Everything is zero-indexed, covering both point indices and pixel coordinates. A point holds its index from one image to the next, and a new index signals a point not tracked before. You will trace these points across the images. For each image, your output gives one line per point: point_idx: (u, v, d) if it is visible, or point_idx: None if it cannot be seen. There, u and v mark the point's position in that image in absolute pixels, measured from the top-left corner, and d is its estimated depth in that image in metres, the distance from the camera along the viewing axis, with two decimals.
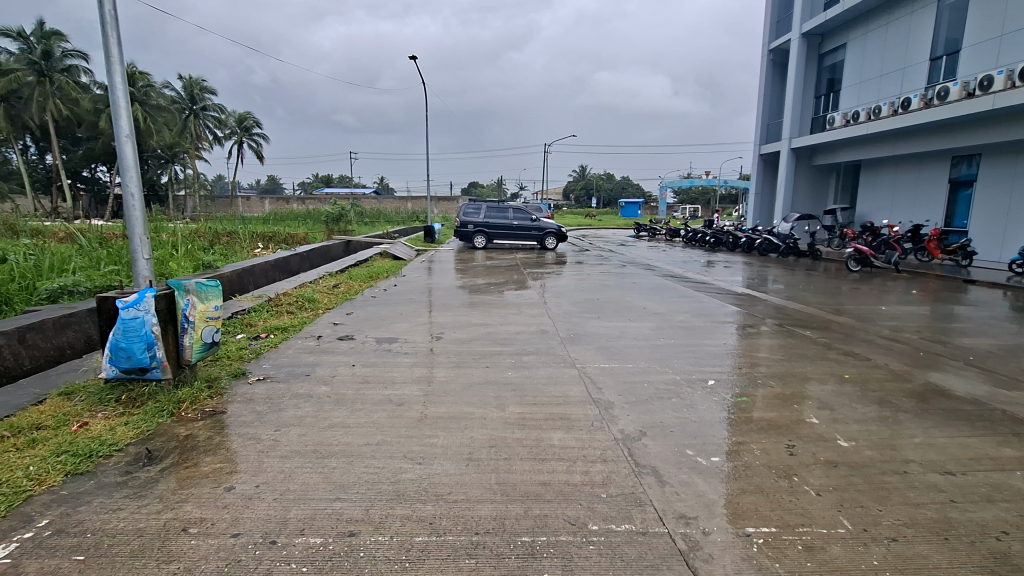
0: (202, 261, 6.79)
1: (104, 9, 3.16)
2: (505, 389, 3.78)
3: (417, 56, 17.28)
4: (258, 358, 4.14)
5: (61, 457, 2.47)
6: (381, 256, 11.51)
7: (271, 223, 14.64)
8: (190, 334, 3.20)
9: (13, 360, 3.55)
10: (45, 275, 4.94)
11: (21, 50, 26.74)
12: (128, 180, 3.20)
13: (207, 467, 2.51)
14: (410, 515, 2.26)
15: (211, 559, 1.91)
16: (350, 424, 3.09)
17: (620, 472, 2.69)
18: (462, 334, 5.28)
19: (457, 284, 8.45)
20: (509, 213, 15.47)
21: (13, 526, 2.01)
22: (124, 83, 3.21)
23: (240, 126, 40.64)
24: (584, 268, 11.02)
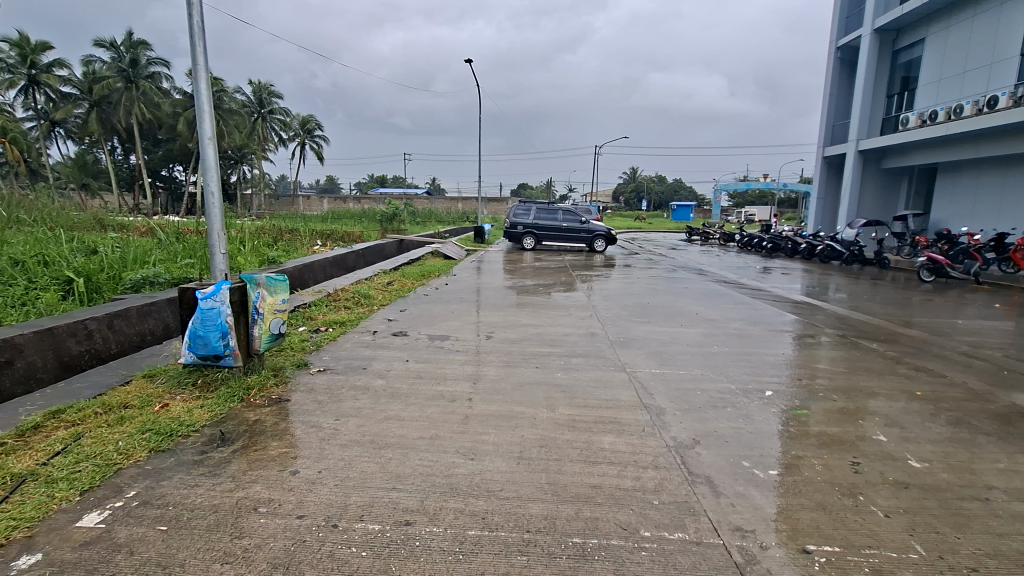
0: (267, 257, 7.17)
1: (194, 21, 3.39)
2: (554, 390, 3.79)
3: (472, 61, 17.63)
4: (319, 350, 4.33)
5: (146, 434, 2.67)
6: (432, 255, 11.77)
7: (330, 222, 15.25)
8: (260, 325, 3.40)
9: (103, 344, 3.86)
10: (130, 266, 5.35)
11: (112, 59, 29.08)
12: (209, 180, 3.41)
13: (274, 451, 2.65)
14: (463, 508, 2.30)
15: (279, 538, 2.02)
16: (405, 417, 3.18)
17: (672, 480, 2.64)
18: (511, 334, 5.32)
19: (506, 284, 8.53)
20: (558, 215, 15.45)
21: (106, 495, 2.19)
22: (208, 91, 3.43)
23: (301, 129, 42.54)
24: (633, 272, 10.86)
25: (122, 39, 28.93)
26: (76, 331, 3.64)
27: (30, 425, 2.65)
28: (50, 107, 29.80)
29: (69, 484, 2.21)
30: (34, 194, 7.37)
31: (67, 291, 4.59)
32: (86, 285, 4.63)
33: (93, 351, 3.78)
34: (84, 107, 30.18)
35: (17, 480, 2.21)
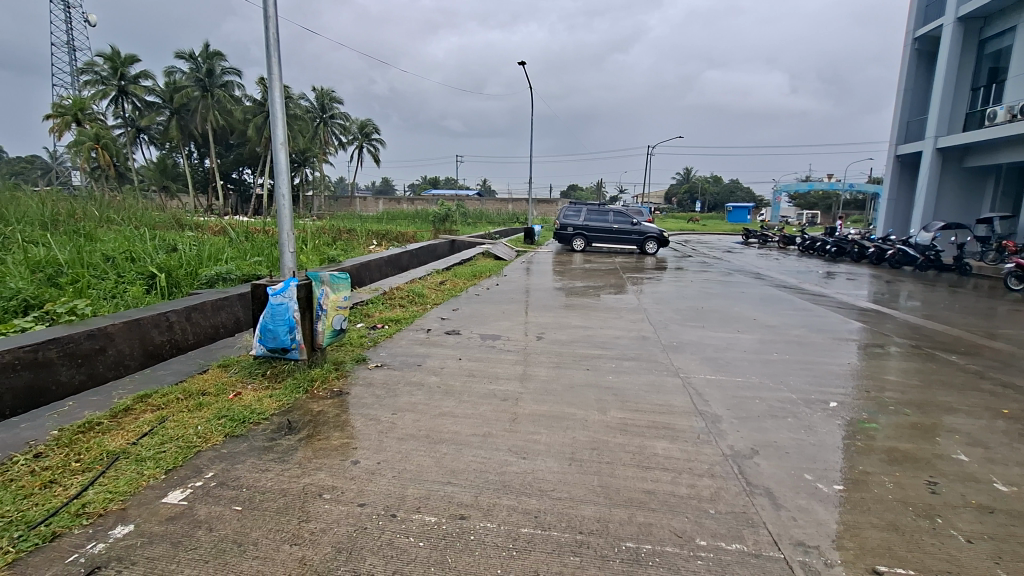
0: (327, 255, 7.50)
1: (269, 34, 3.59)
2: (605, 393, 3.77)
3: (526, 63, 17.75)
4: (376, 346, 4.49)
5: (222, 420, 2.87)
6: (482, 256, 11.92)
7: (386, 223, 15.75)
8: (323, 321, 3.57)
9: (181, 335, 4.15)
10: (206, 262, 5.73)
11: (192, 70, 31.17)
12: (280, 183, 3.61)
13: (335, 441, 2.78)
14: (517, 506, 2.34)
15: (343, 523, 2.12)
16: (458, 414, 3.25)
17: (730, 489, 2.57)
18: (561, 336, 5.31)
19: (556, 286, 8.52)
20: (609, 216, 15.27)
21: (188, 474, 2.37)
22: (281, 98, 3.63)
23: (359, 133, 44.20)
24: (686, 275, 10.59)
25: (200, 51, 30.98)
26: (159, 322, 3.94)
27: (121, 407, 2.90)
28: (136, 115, 32.30)
29: (156, 463, 2.41)
30: (122, 196, 8.01)
31: (151, 285, 4.97)
32: (167, 280, 5.00)
33: (173, 341, 4.07)
34: (165, 115, 32.55)
35: (112, 458, 2.42)
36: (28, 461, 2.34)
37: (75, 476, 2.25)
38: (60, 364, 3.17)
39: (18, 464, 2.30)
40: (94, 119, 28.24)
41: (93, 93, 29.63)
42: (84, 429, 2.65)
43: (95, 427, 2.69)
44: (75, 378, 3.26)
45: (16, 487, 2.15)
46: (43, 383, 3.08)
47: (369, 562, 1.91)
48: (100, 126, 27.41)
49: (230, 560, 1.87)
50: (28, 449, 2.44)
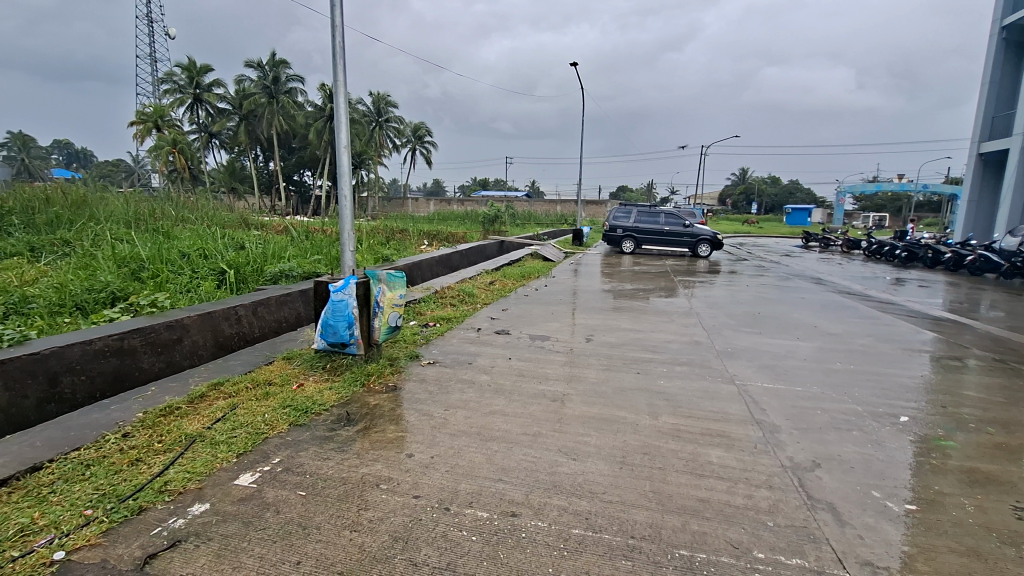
0: (382, 254, 7.76)
1: (336, 42, 3.75)
2: (657, 397, 3.70)
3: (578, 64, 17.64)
4: (428, 344, 4.60)
5: (287, 409, 3.03)
6: (530, 257, 11.96)
7: (437, 224, 16.10)
8: (380, 317, 3.70)
9: (248, 328, 4.40)
10: (270, 259, 6.05)
11: (259, 78, 32.89)
12: (342, 185, 3.76)
13: (390, 434, 2.87)
14: (567, 506, 2.34)
15: (400, 513, 2.19)
16: (508, 413, 3.28)
17: (789, 502, 2.47)
18: (610, 338, 5.26)
19: (605, 288, 8.43)
20: (660, 218, 14.96)
21: (256, 459, 2.52)
22: (345, 104, 3.78)
23: (412, 135, 45.30)
24: (741, 279, 10.23)
25: (267, 60, 32.65)
26: (229, 315, 4.19)
27: (198, 393, 3.11)
28: (209, 121, 34.42)
29: (229, 447, 2.57)
30: (195, 197, 8.56)
31: (221, 280, 5.30)
32: (236, 276, 5.32)
33: (241, 334, 4.32)
34: (235, 121, 34.52)
35: (189, 440, 2.60)
36: (118, 439, 2.55)
37: (158, 456, 2.44)
38: (143, 351, 3.44)
39: (110, 442, 2.52)
40: (172, 126, 30.36)
41: (172, 101, 31.85)
42: (165, 413, 2.87)
43: (174, 411, 2.90)
44: (155, 365, 3.52)
45: (108, 462, 2.35)
46: (129, 369, 3.35)
47: (425, 552, 1.97)
48: (177, 132, 29.38)
49: (295, 541, 1.97)
50: (118, 428, 2.67)
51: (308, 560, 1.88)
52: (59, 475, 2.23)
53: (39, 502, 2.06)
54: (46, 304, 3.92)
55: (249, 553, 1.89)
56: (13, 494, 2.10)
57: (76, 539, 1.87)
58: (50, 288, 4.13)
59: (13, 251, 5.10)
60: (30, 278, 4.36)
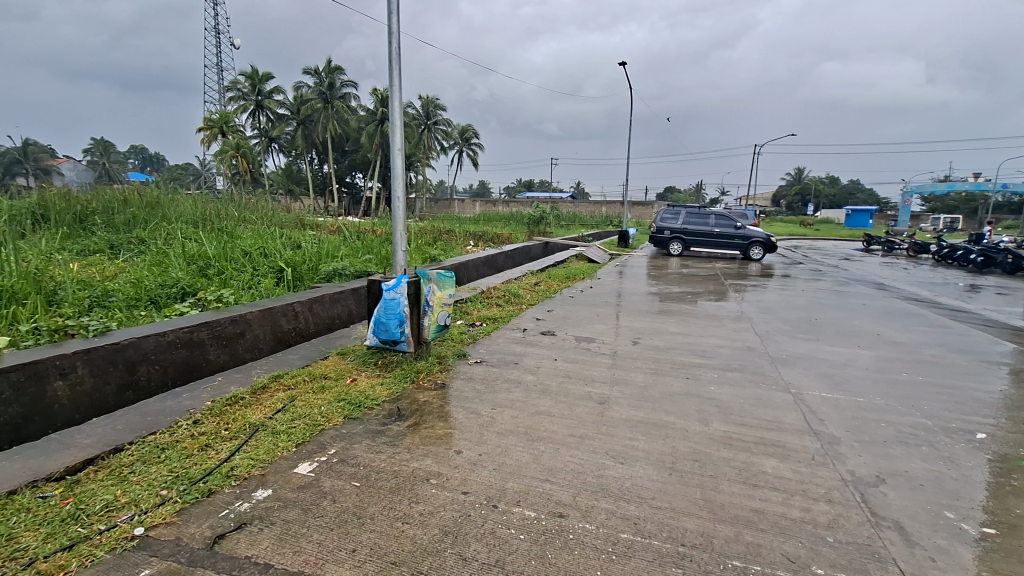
0: (429, 255, 7.92)
1: (392, 48, 3.87)
2: (707, 404, 3.60)
3: (627, 62, 17.35)
4: (475, 343, 4.66)
5: (341, 402, 3.15)
6: (576, 258, 11.89)
7: (483, 224, 16.27)
8: (429, 316, 3.79)
9: (304, 323, 4.59)
10: (325, 258, 6.30)
11: (316, 84, 34.20)
12: (396, 186, 3.87)
13: (438, 431, 2.93)
14: (615, 510, 2.32)
15: (449, 508, 2.24)
16: (555, 414, 3.28)
17: (851, 518, 2.35)
18: (658, 342, 5.16)
19: (651, 291, 8.28)
20: (710, 220, 14.53)
21: (314, 449, 2.63)
22: (400, 108, 3.89)
23: (458, 137, 45.97)
24: (796, 283, 9.80)
25: (323, 67, 33.90)
26: (287, 312, 4.39)
27: (260, 384, 3.28)
28: (269, 126, 36.07)
29: (289, 436, 2.70)
30: (256, 198, 9.00)
31: (279, 278, 5.56)
32: (293, 274, 5.56)
33: (298, 329, 4.51)
34: (292, 125, 36.05)
35: (253, 429, 2.75)
36: (189, 425, 2.73)
37: (225, 442, 2.59)
38: (210, 344, 3.65)
39: (182, 427, 2.69)
40: (236, 131, 32.05)
41: (236, 108, 33.62)
42: (231, 402, 3.03)
43: (239, 401, 3.06)
44: (221, 357, 3.74)
45: (181, 447, 2.51)
46: (197, 359, 3.56)
47: (473, 547, 2.00)
48: (240, 137, 30.95)
49: (351, 529, 2.05)
50: (189, 415, 2.85)
51: (362, 549, 1.95)
52: (138, 456, 2.41)
53: (121, 481, 2.22)
54: (125, 298, 4.22)
55: (308, 539, 1.97)
56: (99, 472, 2.29)
57: (154, 517, 2.01)
58: (128, 283, 4.45)
59: (96, 248, 5.52)
60: (111, 273, 4.71)
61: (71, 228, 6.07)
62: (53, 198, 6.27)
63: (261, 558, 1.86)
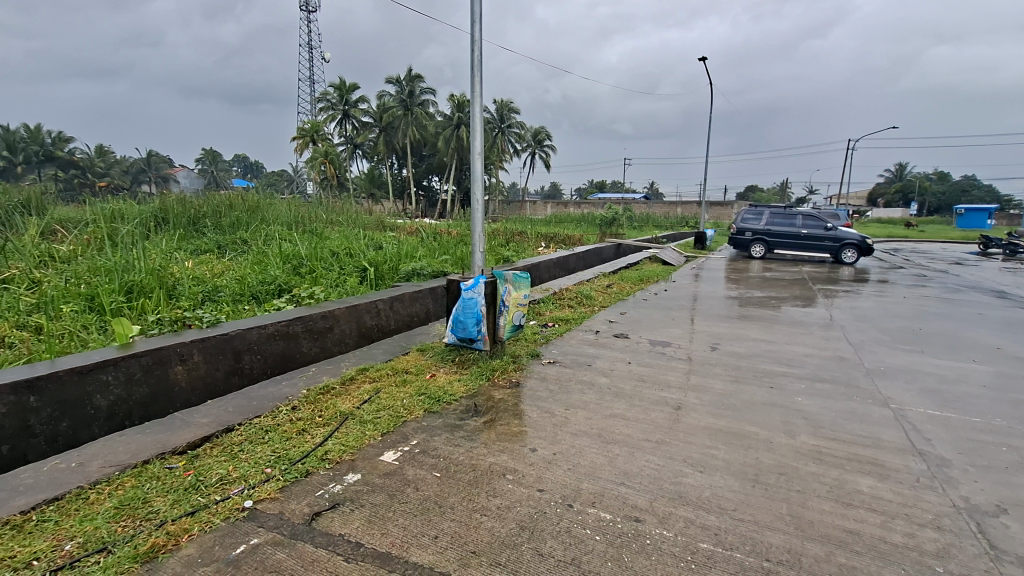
0: (503, 256, 8.07)
1: (474, 55, 3.99)
2: (794, 415, 3.41)
3: (707, 59, 16.72)
4: (548, 343, 4.70)
5: (421, 396, 3.29)
6: (650, 260, 11.60)
7: (554, 226, 16.31)
8: (505, 316, 3.88)
9: (386, 320, 4.84)
10: (404, 258, 6.59)
11: (397, 92, 35.82)
12: (475, 189, 3.99)
13: (513, 428, 2.99)
14: (694, 519, 2.26)
15: (525, 504, 2.28)
16: (629, 417, 3.24)
17: (964, 549, 2.14)
18: (739, 348, 4.94)
19: (731, 295, 7.92)
20: (797, 220, 13.64)
21: (398, 439, 2.78)
22: (480, 113, 4.01)
23: (531, 139, 46.37)
24: (897, 289, 8.97)
25: (405, 76, 35.44)
26: (371, 309, 4.65)
27: (349, 376, 3.51)
28: (353, 133, 38.20)
29: (375, 426, 2.87)
30: (342, 202, 9.58)
31: (363, 277, 5.89)
32: (375, 273, 5.88)
33: (380, 326, 4.76)
34: (374, 132, 37.97)
35: (343, 417, 2.95)
36: (288, 410, 2.97)
37: (319, 428, 2.80)
38: (303, 337, 3.95)
39: (283, 412, 2.94)
40: (326, 138, 34.28)
41: (326, 117, 36.02)
42: (323, 391, 3.27)
43: (331, 390, 3.29)
44: (313, 349, 4.04)
45: (282, 430, 2.75)
46: (293, 351, 3.87)
47: (550, 544, 2.03)
48: (328, 144, 33.01)
49: (433, 517, 2.15)
50: (288, 401, 3.10)
51: (444, 536, 2.04)
52: (247, 436, 2.66)
53: (232, 457, 2.47)
54: (231, 293, 4.66)
55: (394, 523, 2.09)
56: (215, 448, 2.55)
57: (260, 492, 2.22)
58: (234, 280, 4.91)
59: (207, 248, 6.13)
60: (219, 271, 5.22)
61: (186, 229, 6.78)
62: (172, 202, 7.03)
63: (353, 537, 2.00)
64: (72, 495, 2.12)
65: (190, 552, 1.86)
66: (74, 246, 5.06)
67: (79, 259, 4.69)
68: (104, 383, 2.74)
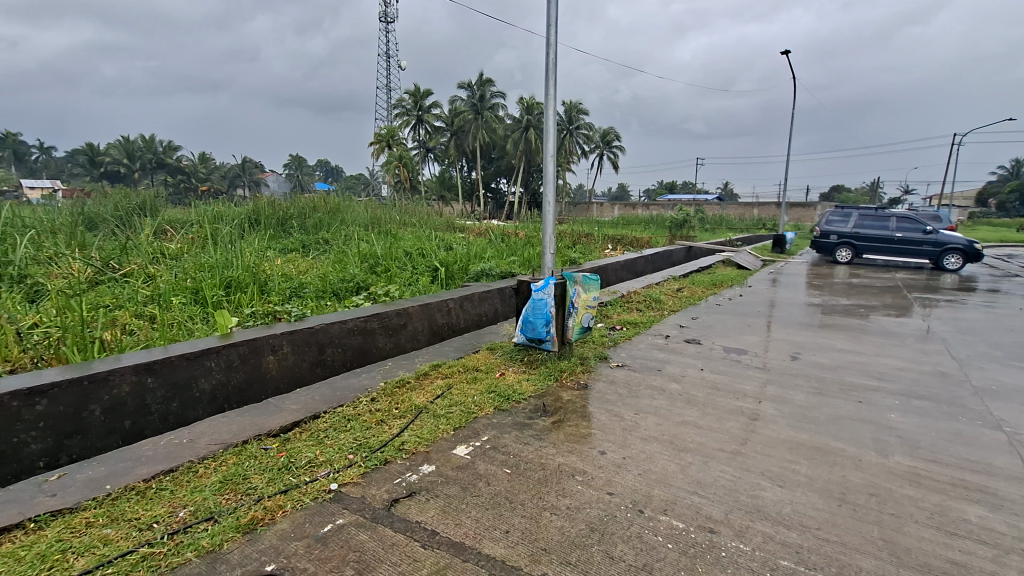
0: (570, 258, 8.05)
1: (550, 58, 4.02)
2: (886, 433, 3.16)
3: (790, 52, 15.85)
4: (616, 346, 4.65)
5: (492, 394, 3.37)
6: (723, 264, 11.13)
7: (623, 228, 16.04)
8: (574, 317, 3.89)
9: (456, 319, 4.98)
10: (474, 258, 6.75)
11: (469, 97, 36.67)
12: (547, 190, 4.02)
13: (582, 430, 2.99)
14: (773, 535, 2.16)
15: (595, 506, 2.28)
16: (702, 425, 3.15)
17: None
18: (822, 359, 4.64)
19: (813, 302, 7.44)
20: (891, 222, 12.58)
21: (469, 434, 2.86)
22: (555, 115, 4.04)
23: (598, 140, 45.85)
24: (1010, 300, 8.05)
25: (476, 80, 36.17)
26: (442, 308, 4.81)
27: (423, 371, 3.66)
28: (426, 138, 39.48)
29: (447, 420, 2.97)
30: (415, 204, 9.94)
31: (435, 276, 6.10)
32: (446, 273, 6.07)
33: (450, 324, 4.90)
34: (445, 136, 39.05)
35: (418, 410, 3.08)
36: (368, 401, 3.15)
37: (396, 420, 2.94)
38: (379, 333, 4.15)
39: (363, 402, 3.12)
40: (400, 143, 35.66)
41: (401, 122, 37.55)
42: (399, 385, 3.43)
43: (406, 384, 3.44)
44: (388, 344, 4.23)
45: (362, 420, 2.91)
46: (370, 346, 4.08)
47: (620, 548, 2.02)
48: (402, 149, 34.32)
49: (504, 512, 2.20)
50: (368, 393, 3.28)
51: (514, 531, 2.08)
52: (331, 424, 2.85)
53: (319, 443, 2.65)
54: (315, 289, 4.97)
55: (468, 515, 2.16)
56: (303, 433, 2.75)
57: (345, 476, 2.37)
58: (318, 278, 5.24)
59: (293, 247, 6.59)
60: (304, 269, 5.59)
61: (275, 230, 7.29)
62: (263, 205, 7.59)
63: (429, 524, 2.09)
64: (184, 467, 2.37)
65: (284, 526, 2.03)
66: (181, 244, 5.60)
67: (186, 256, 5.19)
68: (208, 368, 3.02)
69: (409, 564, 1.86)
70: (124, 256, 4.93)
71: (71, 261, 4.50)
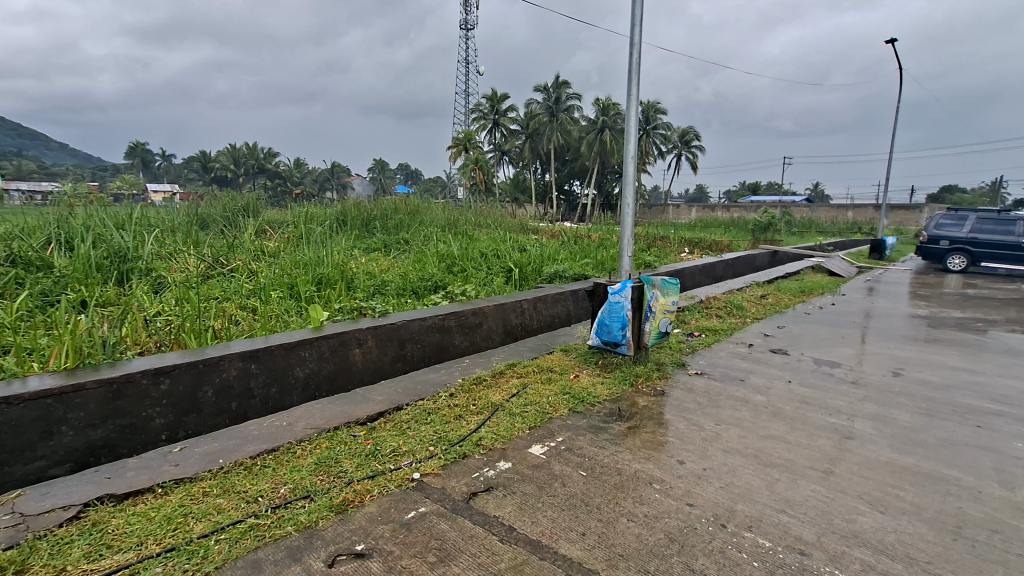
0: (645, 261, 7.87)
1: (633, 57, 3.96)
2: (1010, 463, 2.82)
3: (895, 40, 14.55)
4: (694, 353, 4.49)
5: (566, 396, 3.37)
6: (812, 270, 10.40)
7: (701, 231, 15.42)
8: (651, 322, 3.80)
9: (530, 320, 5.02)
10: (547, 260, 6.78)
11: (544, 100, 36.82)
12: (627, 192, 3.96)
13: (660, 437, 2.92)
14: (874, 564, 2.00)
15: (674, 516, 2.22)
16: (791, 441, 2.97)
17: None
18: (930, 377, 4.22)
19: (918, 314, 6.77)
20: (1017, 228, 11.14)
21: (544, 434, 2.89)
22: (636, 116, 3.97)
23: (676, 140, 44.42)
24: None
25: (552, 83, 36.23)
26: (516, 308, 4.87)
27: (498, 370, 3.73)
28: (500, 141, 40.07)
29: (523, 419, 3.02)
30: (490, 206, 10.13)
31: (509, 277, 6.19)
32: (520, 274, 6.15)
33: (524, 324, 4.96)
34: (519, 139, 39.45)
35: (494, 407, 3.15)
36: (446, 396, 3.26)
37: (473, 415, 3.02)
38: (456, 331, 4.28)
39: (442, 397, 3.23)
40: (476, 147, 36.42)
41: (477, 126, 38.39)
42: (476, 382, 3.51)
43: (483, 382, 3.53)
44: (464, 342, 4.35)
45: (442, 414, 3.02)
46: (447, 342, 4.22)
47: (702, 561, 1.96)
48: (477, 152, 35.04)
49: (580, 514, 2.20)
50: (446, 389, 3.40)
51: (591, 534, 2.08)
52: (413, 416, 2.98)
53: (401, 433, 2.78)
54: (397, 287, 5.21)
55: (544, 514, 2.18)
56: (387, 423, 2.90)
57: (426, 466, 2.47)
58: (399, 276, 5.49)
59: (376, 246, 6.95)
60: (386, 267, 5.89)
61: (360, 230, 7.72)
62: (350, 207, 8.05)
63: (506, 520, 2.13)
64: (284, 448, 2.57)
65: (372, 510, 2.15)
66: (279, 243, 6.07)
67: (282, 253, 5.62)
68: (303, 358, 3.26)
69: (488, 556, 1.91)
70: (231, 253, 5.42)
71: (188, 257, 5.02)
